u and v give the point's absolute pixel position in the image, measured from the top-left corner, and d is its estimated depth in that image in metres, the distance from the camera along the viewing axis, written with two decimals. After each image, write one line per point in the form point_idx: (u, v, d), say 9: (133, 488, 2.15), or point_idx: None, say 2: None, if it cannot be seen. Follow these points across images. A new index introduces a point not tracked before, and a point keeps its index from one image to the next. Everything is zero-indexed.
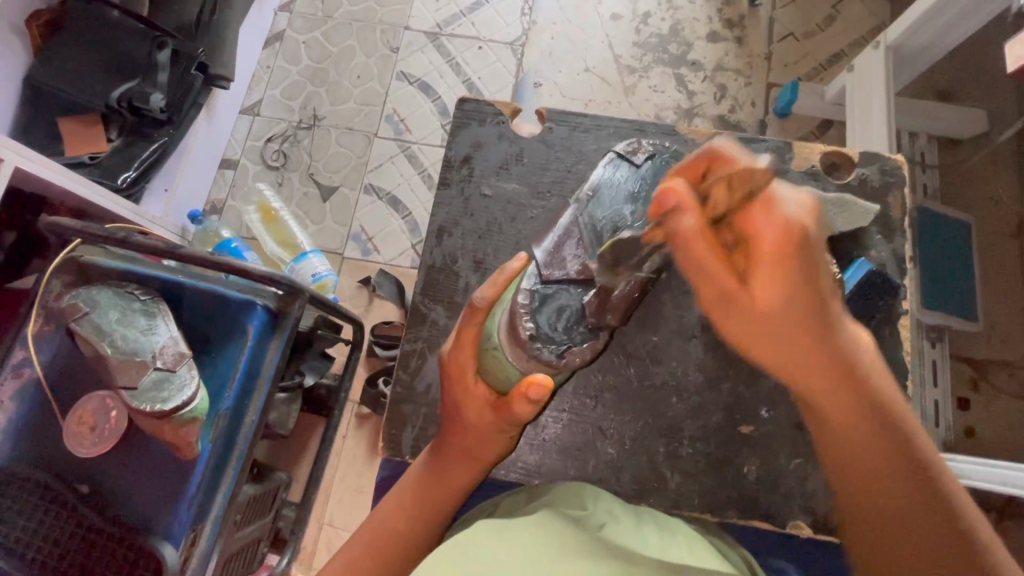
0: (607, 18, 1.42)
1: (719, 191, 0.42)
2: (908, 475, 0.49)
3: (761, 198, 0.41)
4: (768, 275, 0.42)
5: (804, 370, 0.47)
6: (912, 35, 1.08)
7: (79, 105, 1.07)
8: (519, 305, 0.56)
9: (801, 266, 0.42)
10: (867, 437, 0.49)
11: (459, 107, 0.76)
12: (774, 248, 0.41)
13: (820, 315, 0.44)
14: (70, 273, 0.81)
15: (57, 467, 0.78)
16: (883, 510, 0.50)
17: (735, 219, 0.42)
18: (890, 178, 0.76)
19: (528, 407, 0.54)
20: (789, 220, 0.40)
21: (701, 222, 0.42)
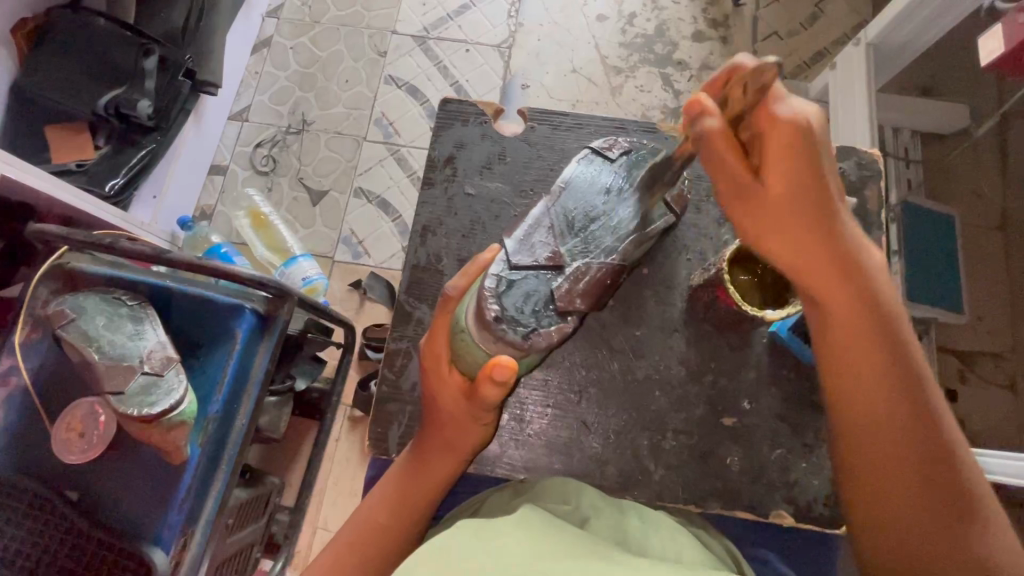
0: (593, 19, 1.43)
1: (736, 94, 0.48)
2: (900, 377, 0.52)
3: (771, 98, 0.46)
4: (782, 167, 0.47)
5: (811, 261, 0.50)
6: (892, 32, 1.10)
7: (66, 112, 1.07)
8: (485, 289, 0.56)
9: (808, 159, 0.47)
10: (865, 334, 0.52)
11: (442, 108, 0.76)
12: (787, 143, 0.46)
13: (825, 211, 0.49)
14: (59, 280, 0.81)
15: (45, 474, 0.77)
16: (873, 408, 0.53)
17: (752, 118, 0.48)
18: (866, 172, 0.77)
19: (496, 390, 0.53)
20: (798, 120, 0.46)
21: (720, 124, 0.48)
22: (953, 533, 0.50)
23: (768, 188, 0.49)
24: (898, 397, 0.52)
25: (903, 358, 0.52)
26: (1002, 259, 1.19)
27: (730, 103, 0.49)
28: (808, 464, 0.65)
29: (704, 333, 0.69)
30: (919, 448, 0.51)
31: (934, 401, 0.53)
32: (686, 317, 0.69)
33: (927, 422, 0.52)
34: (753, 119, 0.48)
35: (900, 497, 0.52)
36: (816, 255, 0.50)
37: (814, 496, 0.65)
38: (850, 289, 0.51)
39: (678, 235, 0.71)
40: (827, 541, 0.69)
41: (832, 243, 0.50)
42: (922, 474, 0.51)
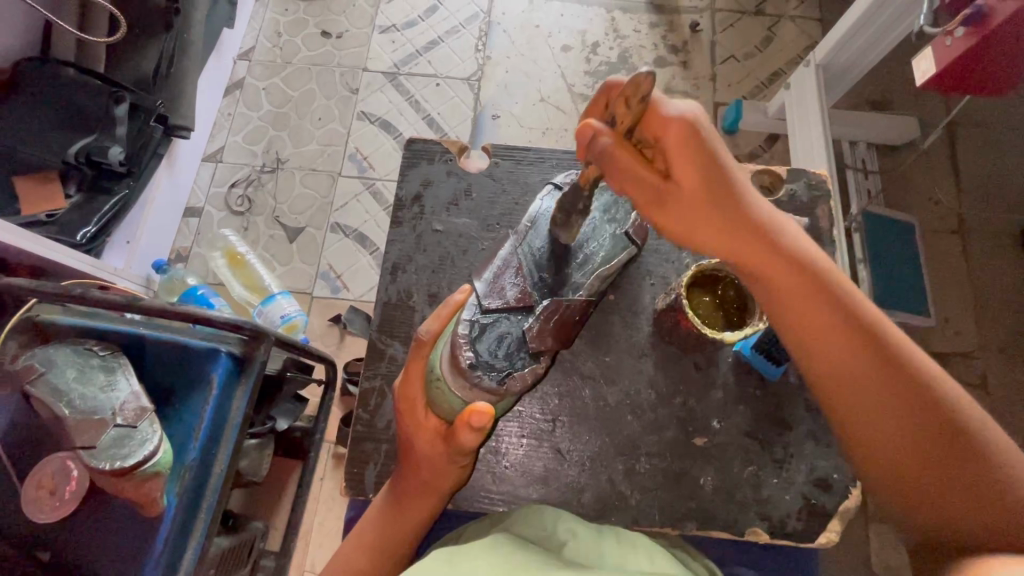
0: (559, 50, 1.48)
1: (621, 109, 0.52)
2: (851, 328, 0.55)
3: (652, 105, 0.52)
4: (685, 163, 0.52)
5: (733, 239, 0.55)
6: (838, 54, 1.16)
7: (32, 163, 1.06)
8: (459, 335, 0.57)
9: (705, 148, 0.52)
10: (801, 290, 0.55)
11: (407, 148, 0.78)
12: (681, 142, 0.52)
13: (727, 187, 0.54)
14: (27, 334, 0.79)
15: (15, 536, 0.75)
16: (841, 370, 0.56)
17: (644, 126, 0.53)
18: (816, 191, 0.79)
19: (473, 436, 0.54)
20: (682, 118, 0.51)
21: (611, 138, 0.54)
22: (954, 464, 0.52)
23: (680, 191, 0.53)
24: (852, 347, 0.55)
25: (848, 315, 0.55)
26: (961, 262, 1.23)
27: (619, 121, 0.53)
28: (779, 479, 0.66)
29: (671, 354, 0.70)
30: (892, 391, 0.54)
31: (888, 340, 0.55)
32: (653, 340, 0.71)
33: (889, 364, 0.54)
34: (645, 126, 0.53)
35: (898, 444, 0.54)
36: (744, 229, 0.55)
37: (787, 511, 0.66)
38: (775, 255, 0.55)
39: (640, 262, 0.73)
40: (805, 556, 0.70)
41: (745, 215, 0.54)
42: (901, 416, 0.54)
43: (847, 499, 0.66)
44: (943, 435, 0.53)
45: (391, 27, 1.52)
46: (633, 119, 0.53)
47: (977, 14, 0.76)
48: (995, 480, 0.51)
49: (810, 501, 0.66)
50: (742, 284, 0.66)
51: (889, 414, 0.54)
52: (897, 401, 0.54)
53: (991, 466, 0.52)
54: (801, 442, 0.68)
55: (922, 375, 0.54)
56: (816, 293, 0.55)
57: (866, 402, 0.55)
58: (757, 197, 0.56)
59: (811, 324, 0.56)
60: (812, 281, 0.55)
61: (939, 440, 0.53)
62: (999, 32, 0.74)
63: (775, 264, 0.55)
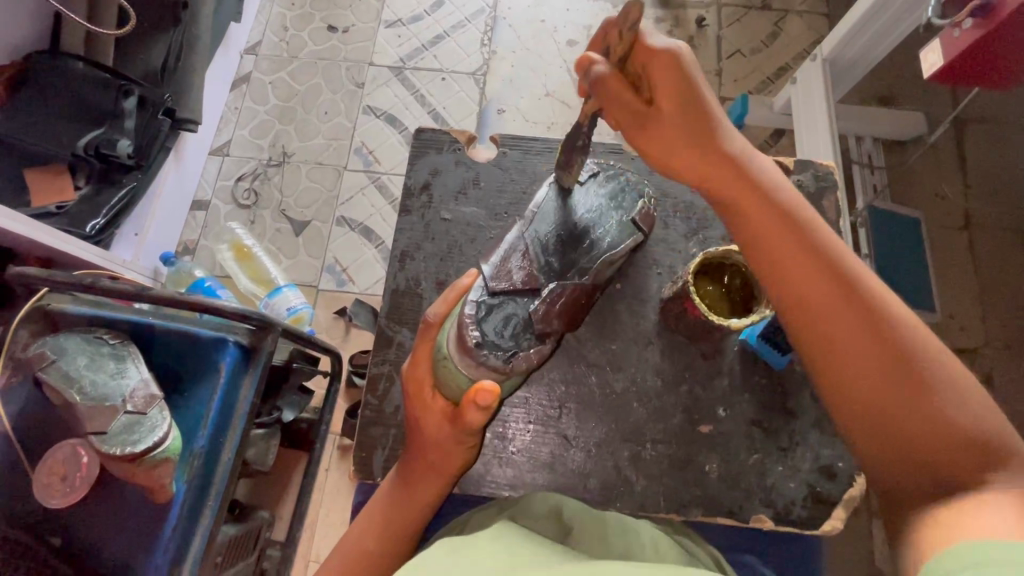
0: (564, 44, 1.48)
1: (616, 42, 0.57)
2: (824, 265, 0.53)
3: (641, 38, 0.55)
4: (666, 90, 0.55)
5: (712, 172, 0.57)
6: (846, 47, 1.16)
7: (46, 157, 1.08)
8: (465, 315, 0.58)
9: (684, 81, 0.55)
10: (775, 224, 0.55)
11: (415, 138, 0.79)
12: (671, 78, 0.55)
13: (705, 122, 0.56)
14: (39, 322, 0.80)
15: (27, 520, 0.76)
16: (809, 302, 0.53)
17: (633, 58, 0.56)
18: (823, 183, 0.79)
19: (480, 413, 0.55)
20: (666, 49, 0.53)
21: (607, 69, 0.57)
22: (918, 407, 0.48)
23: (658, 116, 0.56)
24: (828, 285, 0.52)
25: (820, 248, 0.54)
26: (968, 257, 1.23)
27: (615, 53, 0.57)
28: (784, 467, 0.67)
29: (677, 343, 0.70)
30: (862, 330, 0.51)
31: (861, 275, 0.53)
32: (660, 328, 0.71)
33: (860, 302, 0.52)
34: (633, 57, 0.56)
35: (864, 387, 0.51)
36: (720, 163, 0.56)
37: (791, 498, 0.66)
38: (751, 186, 0.56)
39: (647, 251, 0.74)
40: (811, 544, 0.70)
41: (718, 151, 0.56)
42: (876, 361, 0.50)
43: (852, 487, 0.66)
44: (911, 377, 0.49)
45: (397, 22, 1.52)
46: (627, 52, 0.56)
47: (987, 6, 0.76)
48: (972, 426, 0.47)
49: (815, 489, 0.66)
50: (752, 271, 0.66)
51: (856, 352, 0.51)
52: (869, 342, 0.50)
53: (967, 413, 0.48)
54: (806, 430, 0.68)
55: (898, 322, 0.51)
56: (789, 228, 0.55)
57: (831, 336, 0.52)
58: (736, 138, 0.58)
59: (779, 253, 0.55)
60: (795, 219, 0.55)
61: (907, 382, 0.49)
62: (1008, 24, 0.74)
63: (750, 196, 0.56)
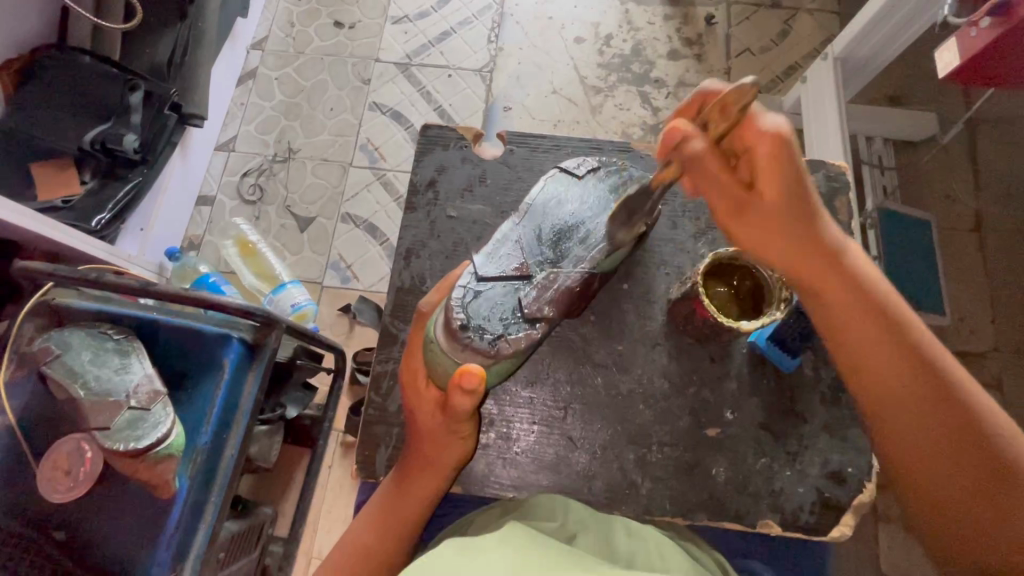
0: (572, 42, 1.47)
1: (714, 116, 0.51)
2: (909, 355, 0.55)
3: (748, 116, 0.51)
4: (769, 179, 0.52)
5: (807, 263, 0.55)
6: (858, 46, 1.15)
7: (52, 150, 1.08)
8: (452, 299, 0.58)
9: (794, 171, 0.52)
10: (865, 313, 0.56)
11: (421, 135, 0.78)
12: (772, 154, 0.51)
13: (806, 211, 0.54)
14: (43, 317, 0.80)
15: (30, 513, 0.76)
16: (894, 386, 0.55)
17: (738, 133, 0.52)
18: (834, 183, 0.78)
19: (465, 398, 0.54)
20: (777, 131, 0.51)
21: (702, 142, 0.52)
22: (987, 491, 0.52)
23: (760, 206, 0.53)
24: (911, 375, 0.55)
25: (907, 338, 0.56)
26: (978, 261, 1.21)
27: (710, 125, 0.52)
28: (793, 471, 0.66)
29: (684, 345, 0.70)
30: (942, 417, 0.54)
31: (940, 362, 0.55)
32: (667, 329, 0.70)
33: (941, 391, 0.54)
34: (738, 132, 0.52)
35: (939, 470, 0.54)
36: (814, 258, 0.55)
37: (799, 503, 0.65)
38: (842, 272, 0.56)
39: (655, 251, 0.73)
40: (817, 549, 0.69)
41: (816, 237, 0.55)
42: (942, 437, 0.54)
43: (861, 493, 0.65)
44: (980, 464, 0.53)
45: (403, 18, 1.52)
46: (727, 128, 0.52)
47: (1004, 4, 0.75)
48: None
49: (823, 494, 0.66)
50: (760, 273, 0.65)
51: (936, 437, 0.54)
52: (946, 430, 0.54)
53: None
54: (815, 435, 0.67)
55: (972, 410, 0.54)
56: (878, 319, 0.56)
57: (910, 422, 0.55)
58: (829, 222, 0.56)
59: (867, 343, 0.56)
60: (885, 309, 0.56)
61: (976, 467, 0.53)
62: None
63: (838, 286, 0.56)
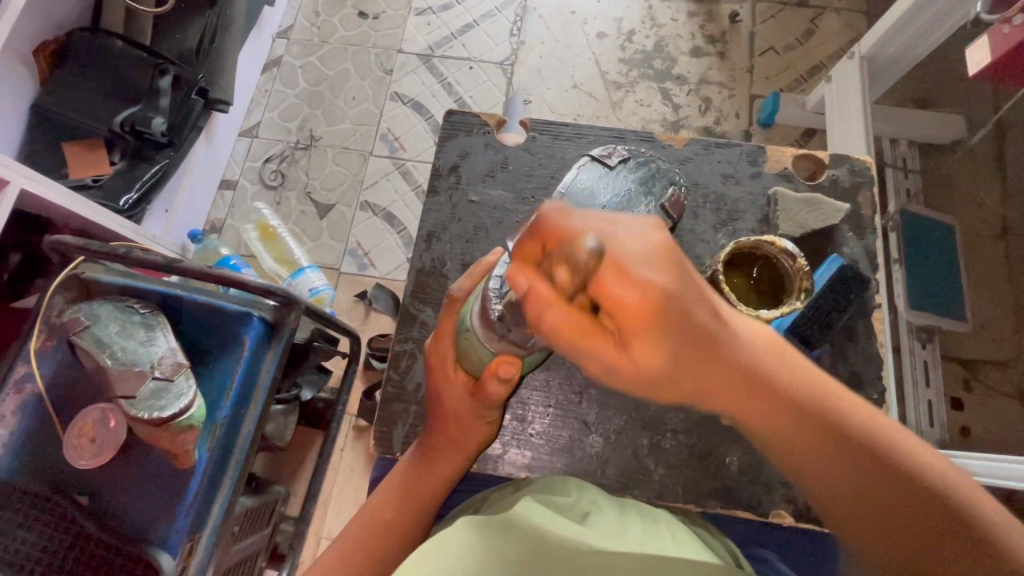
0: (593, 37, 1.47)
1: (561, 269, 0.38)
2: (865, 474, 0.46)
3: (600, 265, 0.38)
4: (647, 336, 0.39)
5: (732, 401, 0.45)
6: (885, 46, 1.14)
7: (83, 131, 1.11)
8: (489, 289, 0.54)
9: (671, 318, 0.39)
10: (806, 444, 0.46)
11: (445, 120, 0.79)
12: (644, 313, 0.39)
13: (707, 354, 0.42)
14: (74, 290, 0.82)
15: (56, 479, 0.78)
16: (851, 500, 0.47)
17: (593, 293, 0.39)
18: (858, 177, 0.77)
19: (500, 385, 0.56)
20: (643, 281, 0.38)
21: (561, 305, 0.39)
22: None
23: (643, 363, 0.41)
24: (872, 489, 0.46)
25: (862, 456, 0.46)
26: None
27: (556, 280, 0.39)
28: None
29: None
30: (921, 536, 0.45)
31: (906, 459, 0.46)
32: None
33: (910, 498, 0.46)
34: (588, 292, 0.39)
35: None
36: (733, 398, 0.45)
37: None
38: (765, 405, 0.45)
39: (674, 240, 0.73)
40: (827, 545, 0.69)
41: (730, 375, 0.44)
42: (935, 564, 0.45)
43: None
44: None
45: (426, 10, 1.53)
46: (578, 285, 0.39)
47: None
48: None
49: None
50: (780, 263, 0.66)
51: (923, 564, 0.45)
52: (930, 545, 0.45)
53: None
54: None
55: (959, 516, 0.45)
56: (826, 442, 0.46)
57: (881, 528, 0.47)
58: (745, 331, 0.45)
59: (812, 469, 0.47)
60: (831, 433, 0.46)
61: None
62: None
63: (770, 418, 0.46)
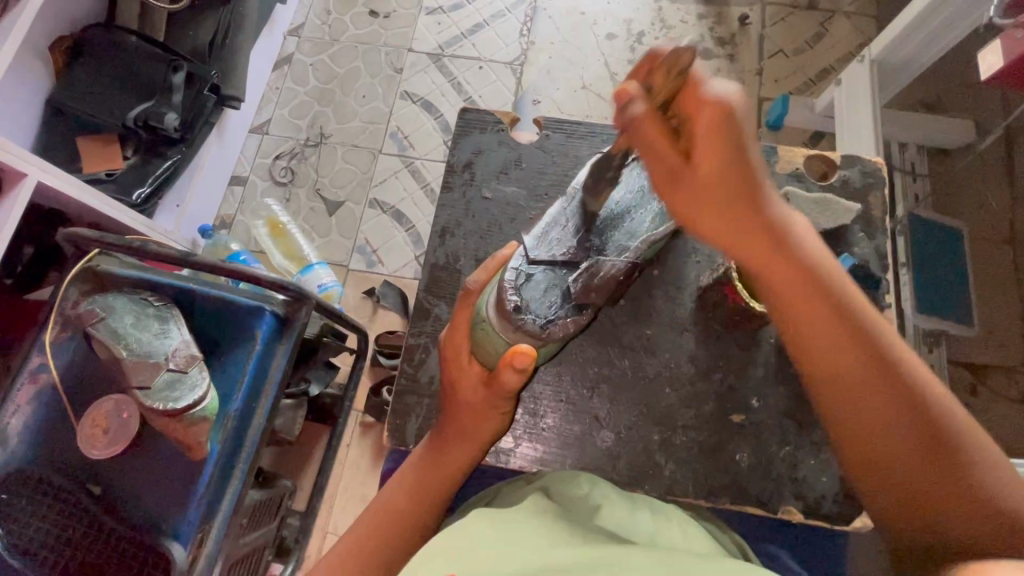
0: (603, 38, 1.48)
1: (662, 76, 0.46)
2: (857, 340, 0.54)
3: (692, 80, 0.45)
4: (710, 152, 0.47)
5: (755, 246, 0.52)
6: (896, 49, 1.14)
7: (97, 125, 1.12)
8: (505, 281, 0.59)
9: (734, 141, 0.47)
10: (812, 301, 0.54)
11: (459, 118, 0.80)
12: (714, 129, 0.46)
13: (750, 191, 0.50)
14: (88, 282, 0.83)
15: (70, 467, 0.79)
16: (838, 364, 0.55)
17: (681, 101, 0.47)
18: (870, 179, 0.77)
19: (514, 376, 0.56)
20: (721, 100, 0.45)
21: (649, 109, 0.47)
22: (944, 473, 0.52)
23: (698, 177, 0.48)
24: (859, 356, 0.54)
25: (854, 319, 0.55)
26: None
27: (655, 87, 0.47)
28: (816, 461, 0.66)
29: (713, 332, 0.70)
30: (893, 399, 0.54)
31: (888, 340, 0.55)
32: (696, 315, 0.71)
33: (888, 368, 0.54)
34: (677, 103, 0.47)
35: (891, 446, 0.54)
36: (757, 245, 0.52)
37: (822, 492, 0.66)
38: (785, 256, 0.53)
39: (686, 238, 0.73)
40: (834, 544, 0.70)
41: (761, 222, 0.51)
42: (895, 420, 0.53)
43: None
44: (931, 446, 0.53)
45: (437, 9, 1.54)
46: (670, 92, 0.47)
47: None
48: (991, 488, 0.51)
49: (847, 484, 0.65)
50: None
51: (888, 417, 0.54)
52: (898, 409, 0.53)
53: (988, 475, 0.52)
54: None
55: (924, 390, 0.54)
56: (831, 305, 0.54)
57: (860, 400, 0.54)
58: (778, 205, 0.53)
59: (813, 328, 0.55)
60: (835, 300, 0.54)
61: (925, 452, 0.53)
62: None
63: (786, 272, 0.54)
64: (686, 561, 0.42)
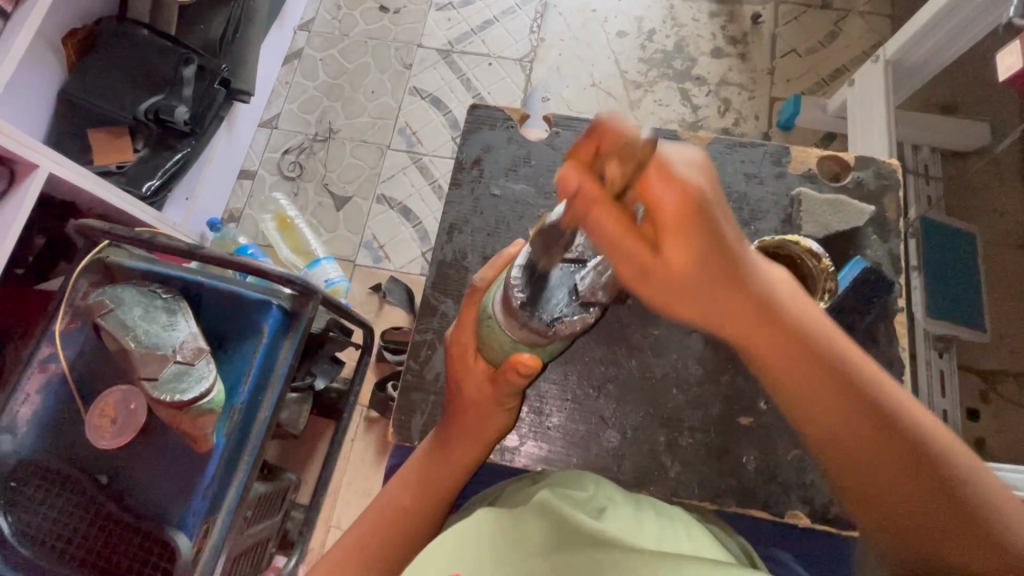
0: (614, 36, 1.47)
1: (613, 166, 0.40)
2: (860, 410, 0.48)
3: (653, 164, 0.40)
4: (679, 239, 0.42)
5: (740, 322, 0.47)
6: (911, 50, 1.13)
7: (108, 117, 1.12)
8: (510, 276, 0.54)
9: (703, 219, 0.41)
10: (808, 372, 0.48)
11: (469, 114, 0.79)
12: (682, 216, 0.41)
13: (727, 262, 0.44)
14: (98, 273, 0.84)
15: (79, 457, 0.80)
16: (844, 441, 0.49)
17: (636, 190, 0.41)
18: (884, 181, 0.76)
19: (520, 377, 0.57)
20: (686, 183, 0.40)
21: (604, 199, 0.41)
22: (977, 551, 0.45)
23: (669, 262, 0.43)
24: (866, 429, 0.48)
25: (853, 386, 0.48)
26: None
27: (606, 178, 0.41)
28: None
29: None
30: (909, 475, 0.47)
31: (901, 407, 0.49)
32: None
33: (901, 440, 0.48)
34: (634, 192, 0.41)
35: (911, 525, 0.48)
36: (741, 317, 0.47)
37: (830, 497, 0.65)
38: (772, 328, 0.47)
39: None
40: (838, 549, 0.69)
41: (743, 295, 0.46)
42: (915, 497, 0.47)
43: None
44: (962, 519, 0.46)
45: (447, 5, 1.53)
46: (627, 185, 0.41)
47: None
48: None
49: None
50: (804, 263, 0.65)
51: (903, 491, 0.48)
52: (912, 482, 0.47)
53: None
54: None
55: (942, 460, 0.47)
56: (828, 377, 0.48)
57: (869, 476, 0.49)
58: (760, 266, 0.47)
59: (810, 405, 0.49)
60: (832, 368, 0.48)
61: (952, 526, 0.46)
62: None
63: (774, 347, 0.48)
64: (687, 563, 0.41)
